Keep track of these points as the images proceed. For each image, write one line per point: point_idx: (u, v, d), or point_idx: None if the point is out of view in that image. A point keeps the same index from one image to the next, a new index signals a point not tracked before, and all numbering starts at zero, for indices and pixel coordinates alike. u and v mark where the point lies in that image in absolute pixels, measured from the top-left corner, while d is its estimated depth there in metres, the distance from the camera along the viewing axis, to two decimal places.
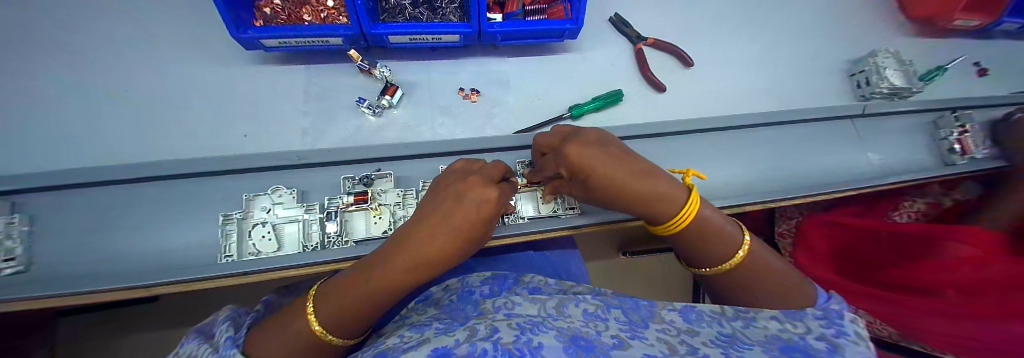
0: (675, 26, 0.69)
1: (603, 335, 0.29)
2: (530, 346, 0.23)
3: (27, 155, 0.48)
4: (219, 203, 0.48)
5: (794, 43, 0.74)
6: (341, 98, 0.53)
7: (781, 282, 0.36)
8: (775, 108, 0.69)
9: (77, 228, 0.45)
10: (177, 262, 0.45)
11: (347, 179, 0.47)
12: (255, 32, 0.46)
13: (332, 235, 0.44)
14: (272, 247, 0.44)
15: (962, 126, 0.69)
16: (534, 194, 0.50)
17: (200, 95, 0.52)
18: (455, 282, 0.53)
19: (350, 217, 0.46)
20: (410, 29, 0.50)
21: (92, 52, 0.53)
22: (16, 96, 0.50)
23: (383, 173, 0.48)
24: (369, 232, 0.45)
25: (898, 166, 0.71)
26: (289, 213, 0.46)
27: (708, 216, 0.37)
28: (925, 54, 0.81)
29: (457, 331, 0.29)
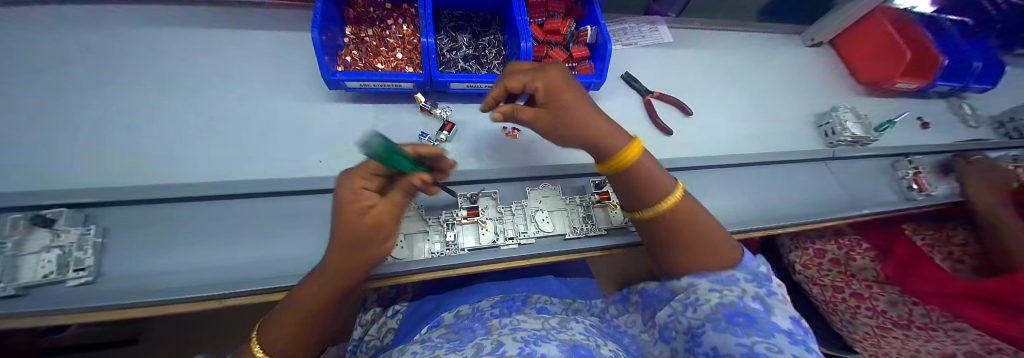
0: (675, 82, 0.83)
1: (601, 349, 0.43)
2: (534, 356, 0.36)
3: (109, 172, 0.52)
4: (293, 219, 0.54)
5: (770, 98, 0.89)
6: (404, 132, 0.62)
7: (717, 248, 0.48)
8: (767, 149, 0.80)
9: (142, 242, 0.49)
10: (252, 274, 0.50)
11: (460, 195, 0.57)
12: (344, 75, 0.56)
13: (450, 243, 0.54)
14: (406, 254, 0.52)
15: (915, 168, 0.85)
16: (604, 210, 0.62)
17: (279, 124, 0.60)
18: (466, 309, 0.60)
19: (462, 230, 0.56)
20: (469, 79, 0.61)
21: (180, 87, 0.62)
22: (106, 120, 0.56)
23: (488, 191, 0.59)
24: (478, 242, 0.56)
25: (870, 200, 0.83)
26: (414, 225, 0.55)
27: (654, 171, 0.49)
28: (876, 110, 0.99)
29: (465, 350, 0.40)
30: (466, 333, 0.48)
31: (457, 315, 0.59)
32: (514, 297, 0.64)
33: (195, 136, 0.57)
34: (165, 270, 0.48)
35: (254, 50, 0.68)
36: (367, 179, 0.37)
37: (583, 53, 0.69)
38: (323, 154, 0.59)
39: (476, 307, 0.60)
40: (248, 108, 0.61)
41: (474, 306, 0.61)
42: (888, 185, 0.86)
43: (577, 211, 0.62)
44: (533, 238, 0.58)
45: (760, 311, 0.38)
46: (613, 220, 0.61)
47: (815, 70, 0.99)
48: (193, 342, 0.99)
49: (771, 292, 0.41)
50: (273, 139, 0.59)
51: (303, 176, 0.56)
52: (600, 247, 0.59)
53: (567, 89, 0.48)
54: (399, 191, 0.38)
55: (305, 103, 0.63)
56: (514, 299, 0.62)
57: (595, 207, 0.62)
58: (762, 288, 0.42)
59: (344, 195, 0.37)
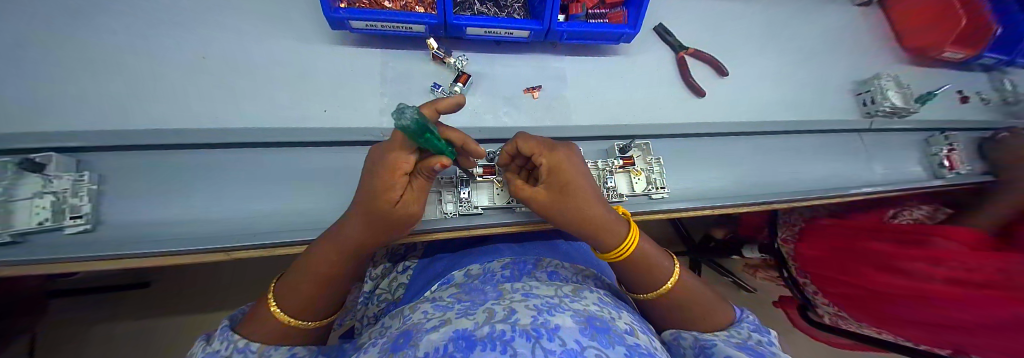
0: (713, 37, 0.74)
1: (618, 322, 0.39)
2: (547, 327, 0.30)
3: (86, 114, 0.47)
4: (299, 173, 0.50)
5: (814, 60, 0.81)
6: (415, 82, 0.56)
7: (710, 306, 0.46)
8: (802, 117, 0.75)
9: (138, 192, 0.46)
10: (260, 228, 0.47)
11: None
12: (348, 13, 0.49)
13: (463, 201, 0.51)
14: None
15: (950, 144, 0.82)
16: (627, 175, 0.57)
17: (277, 67, 0.54)
18: (476, 269, 0.59)
19: (476, 189, 0.54)
20: (489, 23, 0.54)
21: (160, 21, 0.54)
22: (76, 56, 0.49)
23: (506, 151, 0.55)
24: (492, 202, 0.53)
25: (897, 176, 0.80)
26: None
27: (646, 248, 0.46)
28: (919, 80, 0.92)
29: (476, 314, 0.36)
30: (477, 295, 0.46)
31: (467, 274, 0.58)
32: (524, 259, 0.62)
33: (188, 78, 0.52)
34: (166, 221, 0.46)
35: None
36: (404, 164, 0.34)
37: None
38: (328, 103, 0.53)
39: (486, 268, 0.58)
40: (243, 49, 0.54)
41: (485, 266, 0.60)
42: (916, 161, 0.83)
43: (598, 175, 0.56)
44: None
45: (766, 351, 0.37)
46: (635, 187, 0.56)
47: (861, 32, 0.90)
48: (201, 292, 1.01)
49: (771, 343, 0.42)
50: (270, 84, 0.53)
51: (307, 126, 0.51)
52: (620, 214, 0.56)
53: (582, 176, 0.42)
54: (421, 179, 0.37)
55: (303, 45, 0.56)
56: (525, 262, 0.61)
57: (618, 172, 0.57)
58: (763, 337, 0.43)
59: (387, 185, 0.34)
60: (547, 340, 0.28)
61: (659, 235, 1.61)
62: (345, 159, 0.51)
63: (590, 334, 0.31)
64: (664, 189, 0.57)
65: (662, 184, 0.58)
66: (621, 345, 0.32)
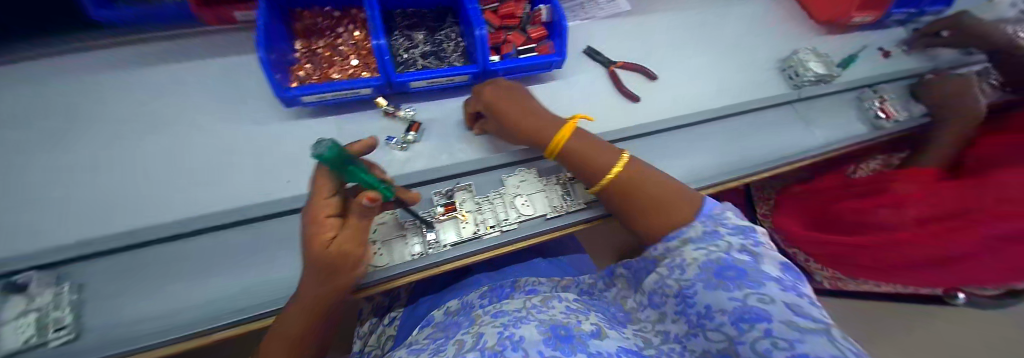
0: (639, 46, 0.82)
1: (582, 325, 0.42)
2: (511, 339, 0.36)
3: (64, 228, 0.50)
4: (271, 244, 0.54)
5: (737, 47, 0.88)
6: (370, 139, 0.61)
7: (669, 200, 0.51)
8: (737, 100, 0.81)
9: (116, 293, 0.48)
10: (237, 304, 0.49)
11: (436, 193, 0.57)
12: (298, 91, 0.54)
13: (432, 242, 0.54)
14: (385, 260, 0.51)
15: (879, 98, 0.88)
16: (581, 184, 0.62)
17: (241, 151, 0.59)
18: (455, 305, 0.60)
19: (441, 226, 0.55)
20: (429, 75, 0.60)
21: (131, 131, 0.60)
22: (54, 177, 0.54)
23: (463, 184, 0.59)
24: (460, 235, 0.55)
25: (840, 135, 0.85)
26: (390, 231, 0.53)
27: (586, 143, 0.55)
28: (837, 46, 1.00)
29: (448, 348, 0.40)
30: (453, 329, 0.49)
31: (448, 311, 0.59)
32: (502, 284, 0.64)
33: (161, 177, 0.56)
34: (144, 315, 0.47)
35: (204, 81, 0.66)
36: (325, 208, 0.38)
37: (540, 34, 0.69)
38: (293, 174, 0.58)
39: (465, 301, 0.60)
40: (210, 141, 0.60)
41: (463, 300, 0.61)
42: (854, 118, 0.89)
43: (555, 190, 0.62)
44: (516, 223, 0.58)
45: (748, 262, 0.38)
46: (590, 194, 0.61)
47: (775, 15, 0.99)
48: None
49: (755, 242, 0.42)
50: (237, 167, 0.58)
51: (276, 199, 0.55)
52: (582, 220, 0.61)
53: (512, 96, 0.56)
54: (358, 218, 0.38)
55: (264, 126, 0.61)
56: (503, 286, 0.62)
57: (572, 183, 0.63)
58: (747, 239, 0.43)
59: (316, 227, 0.37)
60: (511, 351, 0.34)
61: None
62: None
63: (553, 345, 0.36)
64: None
65: None
66: (583, 354, 0.36)
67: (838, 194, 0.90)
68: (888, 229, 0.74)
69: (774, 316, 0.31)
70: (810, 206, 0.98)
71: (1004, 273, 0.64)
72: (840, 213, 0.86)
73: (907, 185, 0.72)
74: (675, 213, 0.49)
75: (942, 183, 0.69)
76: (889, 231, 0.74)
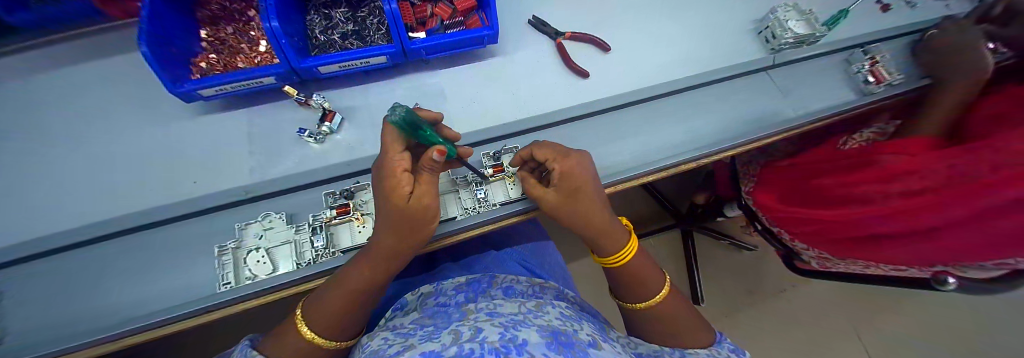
0: (591, 16, 0.74)
1: (580, 334, 0.37)
2: (515, 342, 0.30)
3: None
4: (155, 251, 0.47)
5: (706, 9, 0.79)
6: (284, 132, 0.56)
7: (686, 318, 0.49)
8: (702, 69, 0.73)
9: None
10: (110, 321, 0.43)
11: (330, 194, 0.50)
12: (190, 84, 0.50)
13: (320, 249, 0.47)
14: (267, 270, 0.45)
15: (871, 58, 0.78)
16: (502, 182, 0.56)
17: (141, 152, 0.54)
18: (428, 288, 0.63)
19: (335, 230, 0.48)
20: (338, 58, 0.54)
21: (19, 132, 0.55)
22: None
23: (363, 184, 0.51)
24: (353, 241, 0.48)
25: (824, 103, 0.76)
26: (281, 236, 0.47)
27: (619, 242, 0.49)
28: (827, 1, 0.89)
29: (442, 336, 0.34)
30: (440, 319, 0.46)
31: (421, 296, 0.61)
32: (481, 278, 0.65)
33: (60, 185, 0.51)
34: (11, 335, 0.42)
35: (111, 78, 0.60)
36: (403, 161, 0.37)
37: (469, 4, 0.62)
38: (198, 174, 0.53)
39: (439, 289, 0.62)
40: (114, 144, 0.55)
41: (439, 286, 0.64)
42: (841, 83, 0.80)
43: (468, 189, 0.55)
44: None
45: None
46: (509, 193, 0.55)
47: None
48: None
49: None
50: (135, 169, 0.53)
51: (175, 202, 0.51)
52: (504, 216, 0.55)
53: (588, 179, 0.46)
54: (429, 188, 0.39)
55: (170, 122, 0.57)
56: (481, 281, 0.63)
57: (492, 181, 0.56)
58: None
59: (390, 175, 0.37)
60: (516, 354, 0.27)
61: (644, 213, 1.52)
62: (205, 226, 0.49)
63: (556, 349, 0.30)
64: None
65: None
66: None
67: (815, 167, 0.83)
68: (873, 201, 0.67)
69: None
70: (774, 182, 0.93)
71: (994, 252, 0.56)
72: (826, 188, 0.78)
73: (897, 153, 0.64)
74: (691, 330, 0.48)
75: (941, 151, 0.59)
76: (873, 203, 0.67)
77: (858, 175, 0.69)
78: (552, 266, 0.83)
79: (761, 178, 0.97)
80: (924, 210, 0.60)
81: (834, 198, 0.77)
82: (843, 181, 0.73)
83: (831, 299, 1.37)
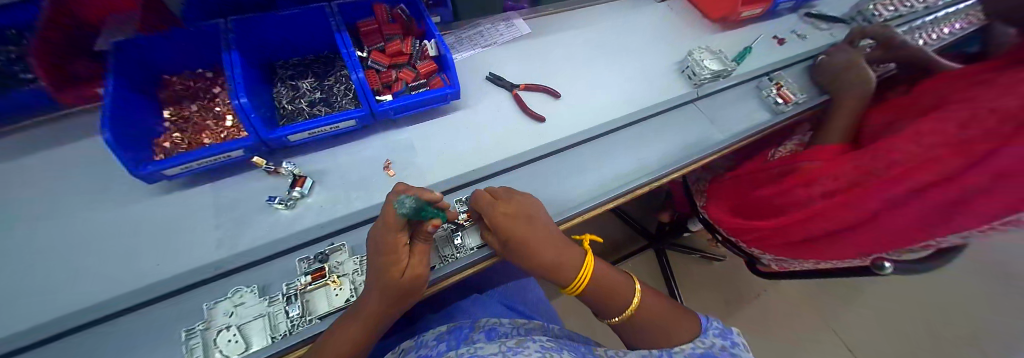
0: (540, 69, 0.84)
1: None
2: None
3: None
4: (102, 347, 0.43)
5: (635, 56, 0.93)
6: (255, 201, 0.57)
7: (669, 319, 0.52)
8: (639, 106, 0.83)
9: None
10: None
11: (303, 259, 0.50)
12: (155, 165, 0.50)
13: (296, 317, 0.45)
14: (239, 349, 0.43)
15: (776, 83, 0.94)
16: (476, 226, 0.59)
17: (94, 239, 0.52)
18: (410, 343, 0.63)
19: (310, 296, 0.48)
20: (308, 126, 0.58)
21: None
22: None
23: (336, 245, 0.53)
24: (331, 305, 0.48)
25: (746, 125, 0.89)
26: (253, 310, 0.46)
27: (566, 272, 0.51)
28: (734, 41, 1.07)
29: None
30: None
31: (402, 353, 0.61)
32: (462, 324, 0.65)
33: None
34: None
35: (62, 167, 0.59)
36: (399, 239, 0.42)
37: (431, 68, 0.70)
38: (158, 256, 0.51)
39: (421, 341, 0.62)
40: (60, 235, 0.52)
41: (418, 339, 0.63)
42: (756, 106, 0.95)
43: (444, 238, 0.57)
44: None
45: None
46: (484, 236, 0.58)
47: (671, 20, 1.04)
48: None
49: (733, 344, 0.48)
50: (83, 257, 0.50)
51: (131, 288, 0.48)
52: (484, 258, 0.57)
53: (517, 215, 0.49)
54: (422, 257, 0.45)
55: (129, 205, 0.55)
56: (462, 327, 0.64)
57: (467, 226, 0.59)
58: (727, 340, 0.48)
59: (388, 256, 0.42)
60: None
61: (618, 236, 1.59)
62: (167, 311, 0.46)
63: None
64: None
65: None
66: None
67: (753, 178, 0.94)
68: (804, 204, 0.74)
69: None
70: (725, 195, 1.02)
71: (911, 237, 0.63)
72: (761, 199, 0.87)
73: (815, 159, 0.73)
74: (677, 328, 0.50)
75: (846, 156, 0.68)
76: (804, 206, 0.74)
77: (789, 184, 0.77)
78: (533, 302, 0.84)
79: (711, 193, 1.08)
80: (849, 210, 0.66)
81: (766, 207, 0.87)
82: (777, 191, 0.81)
83: (800, 298, 1.47)
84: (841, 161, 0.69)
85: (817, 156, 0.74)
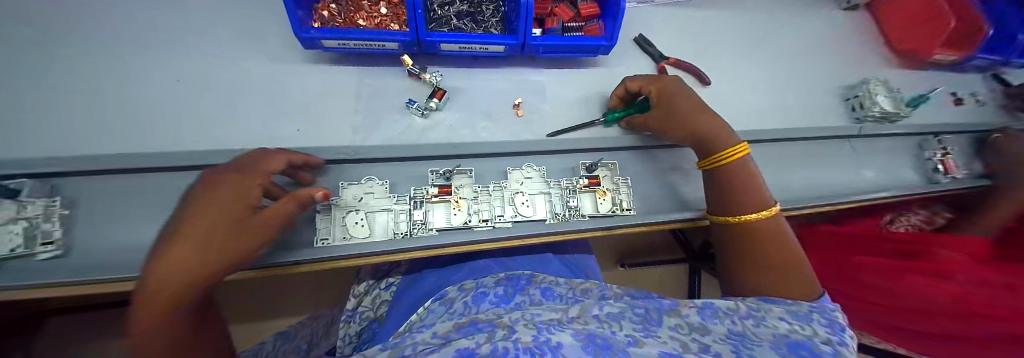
0: (691, 48, 0.74)
1: (617, 334, 0.36)
2: (550, 346, 0.32)
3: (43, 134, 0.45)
4: None
5: (797, 64, 0.80)
6: (390, 99, 0.56)
7: (797, 275, 0.46)
8: (787, 124, 0.73)
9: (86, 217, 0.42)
10: None
11: (431, 172, 0.51)
12: (318, 32, 0.49)
13: (417, 223, 0.48)
14: (364, 234, 0.46)
15: (944, 149, 0.81)
16: (593, 194, 0.56)
17: (246, 87, 0.54)
18: (470, 283, 0.59)
19: (431, 208, 0.50)
20: (462, 38, 0.54)
21: (129, 40, 0.54)
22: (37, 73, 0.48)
23: (464, 168, 0.52)
24: (449, 223, 0.49)
25: (889, 182, 0.78)
26: (380, 202, 0.48)
27: (744, 170, 0.50)
28: (911, 82, 0.90)
29: (478, 333, 0.37)
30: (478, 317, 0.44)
31: (461, 289, 0.57)
32: (520, 274, 0.61)
33: (163, 102, 0.50)
34: (110, 246, 0.42)
35: (219, 8, 0.60)
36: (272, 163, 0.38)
37: (592, 12, 0.62)
38: (301, 123, 0.52)
39: (480, 282, 0.58)
40: (224, 74, 0.54)
41: (478, 280, 0.60)
42: (909, 166, 0.82)
43: (560, 195, 0.55)
44: (510, 222, 0.52)
45: (826, 350, 0.33)
46: (599, 206, 0.55)
47: (847, 35, 0.88)
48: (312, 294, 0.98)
49: (844, 341, 0.35)
50: (240, 104, 0.52)
51: (275, 146, 0.50)
52: (593, 229, 0.55)
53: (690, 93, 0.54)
54: (239, 180, 0.33)
55: (277, 64, 0.56)
56: (520, 277, 0.60)
57: (582, 191, 0.56)
58: (834, 337, 0.36)
59: (237, 173, 0.34)
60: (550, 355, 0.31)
61: None
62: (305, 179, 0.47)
63: (592, 351, 0.32)
64: (630, 209, 0.56)
65: (629, 205, 0.56)
66: None
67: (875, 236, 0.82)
68: (920, 298, 0.61)
69: None
70: (813, 244, 0.92)
71: None
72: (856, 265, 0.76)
73: (958, 254, 0.62)
74: (800, 286, 0.46)
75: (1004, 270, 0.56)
76: (920, 300, 0.61)
77: (907, 266, 0.66)
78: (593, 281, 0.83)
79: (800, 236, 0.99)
80: (970, 321, 0.54)
81: (859, 277, 0.74)
82: (891, 263, 0.70)
83: None
84: (987, 269, 0.57)
85: (964, 250, 0.62)
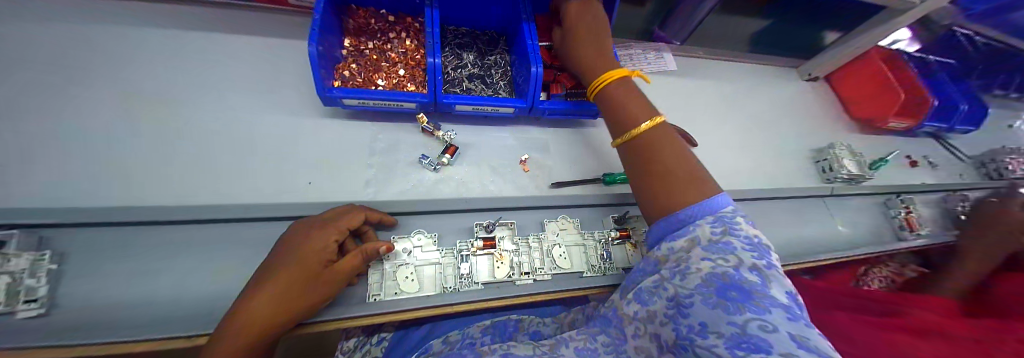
0: (679, 113, 0.81)
1: None
2: None
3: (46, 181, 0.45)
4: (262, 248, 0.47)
5: (770, 129, 0.89)
6: (402, 154, 0.59)
7: (681, 182, 0.44)
8: (767, 184, 0.79)
9: (75, 270, 0.40)
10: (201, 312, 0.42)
11: (476, 224, 0.54)
12: (341, 92, 0.52)
13: (463, 276, 0.49)
14: (413, 288, 0.46)
15: (907, 207, 0.89)
16: (623, 247, 0.58)
17: (259, 138, 0.55)
18: (455, 335, 0.58)
19: (476, 260, 0.51)
20: (475, 101, 0.58)
21: (146, 88, 0.56)
22: (50, 120, 0.49)
23: (506, 221, 0.55)
24: (493, 276, 0.50)
25: (864, 239, 0.84)
26: (426, 255, 0.50)
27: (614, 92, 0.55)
28: (870, 146, 1.00)
29: None
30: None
31: (445, 342, 0.57)
32: (507, 316, 0.63)
33: (170, 150, 0.51)
34: (94, 302, 0.40)
35: (242, 61, 0.63)
36: (350, 220, 0.42)
37: None
38: (313, 176, 0.54)
39: (465, 333, 0.58)
40: (238, 124, 0.56)
41: (463, 331, 0.59)
42: (879, 223, 0.88)
43: (595, 247, 0.57)
44: (549, 275, 0.53)
45: (755, 282, 0.30)
46: (630, 260, 0.57)
47: (810, 104, 0.99)
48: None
49: (770, 263, 0.33)
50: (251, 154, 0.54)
51: (285, 198, 0.51)
52: None
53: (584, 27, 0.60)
54: (322, 239, 0.39)
55: (293, 117, 0.59)
56: (506, 323, 0.61)
57: (613, 244, 0.58)
58: (761, 258, 0.33)
59: (315, 229, 0.40)
60: None
61: None
62: None
63: None
64: None
65: None
66: None
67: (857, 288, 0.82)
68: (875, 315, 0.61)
69: (774, 348, 0.24)
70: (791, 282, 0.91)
71: None
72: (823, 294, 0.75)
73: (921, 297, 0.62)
74: (684, 194, 0.42)
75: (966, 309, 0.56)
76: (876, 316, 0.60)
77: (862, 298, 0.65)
78: None
79: None
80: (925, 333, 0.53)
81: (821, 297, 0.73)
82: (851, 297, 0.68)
83: None
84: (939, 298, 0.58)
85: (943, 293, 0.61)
